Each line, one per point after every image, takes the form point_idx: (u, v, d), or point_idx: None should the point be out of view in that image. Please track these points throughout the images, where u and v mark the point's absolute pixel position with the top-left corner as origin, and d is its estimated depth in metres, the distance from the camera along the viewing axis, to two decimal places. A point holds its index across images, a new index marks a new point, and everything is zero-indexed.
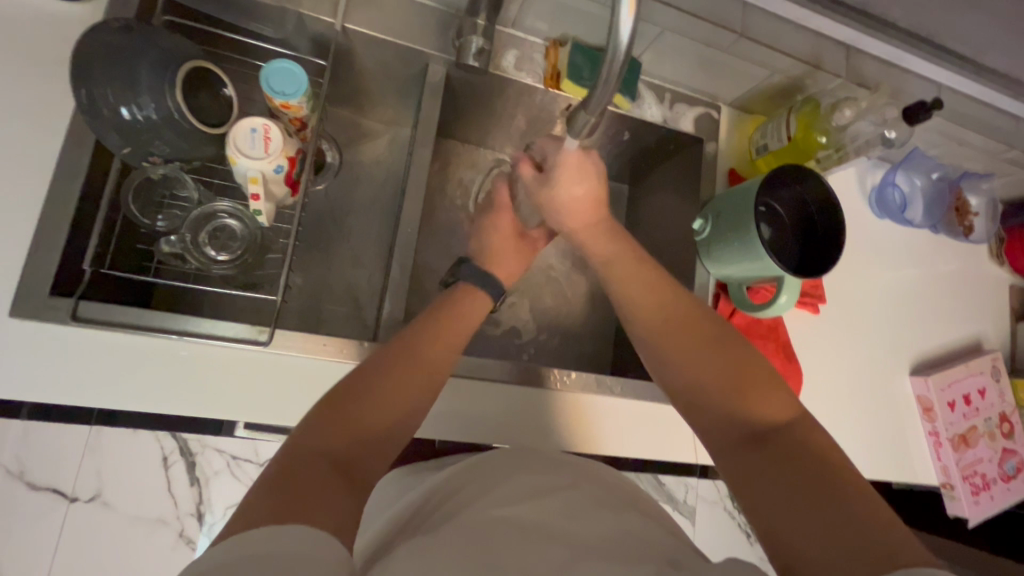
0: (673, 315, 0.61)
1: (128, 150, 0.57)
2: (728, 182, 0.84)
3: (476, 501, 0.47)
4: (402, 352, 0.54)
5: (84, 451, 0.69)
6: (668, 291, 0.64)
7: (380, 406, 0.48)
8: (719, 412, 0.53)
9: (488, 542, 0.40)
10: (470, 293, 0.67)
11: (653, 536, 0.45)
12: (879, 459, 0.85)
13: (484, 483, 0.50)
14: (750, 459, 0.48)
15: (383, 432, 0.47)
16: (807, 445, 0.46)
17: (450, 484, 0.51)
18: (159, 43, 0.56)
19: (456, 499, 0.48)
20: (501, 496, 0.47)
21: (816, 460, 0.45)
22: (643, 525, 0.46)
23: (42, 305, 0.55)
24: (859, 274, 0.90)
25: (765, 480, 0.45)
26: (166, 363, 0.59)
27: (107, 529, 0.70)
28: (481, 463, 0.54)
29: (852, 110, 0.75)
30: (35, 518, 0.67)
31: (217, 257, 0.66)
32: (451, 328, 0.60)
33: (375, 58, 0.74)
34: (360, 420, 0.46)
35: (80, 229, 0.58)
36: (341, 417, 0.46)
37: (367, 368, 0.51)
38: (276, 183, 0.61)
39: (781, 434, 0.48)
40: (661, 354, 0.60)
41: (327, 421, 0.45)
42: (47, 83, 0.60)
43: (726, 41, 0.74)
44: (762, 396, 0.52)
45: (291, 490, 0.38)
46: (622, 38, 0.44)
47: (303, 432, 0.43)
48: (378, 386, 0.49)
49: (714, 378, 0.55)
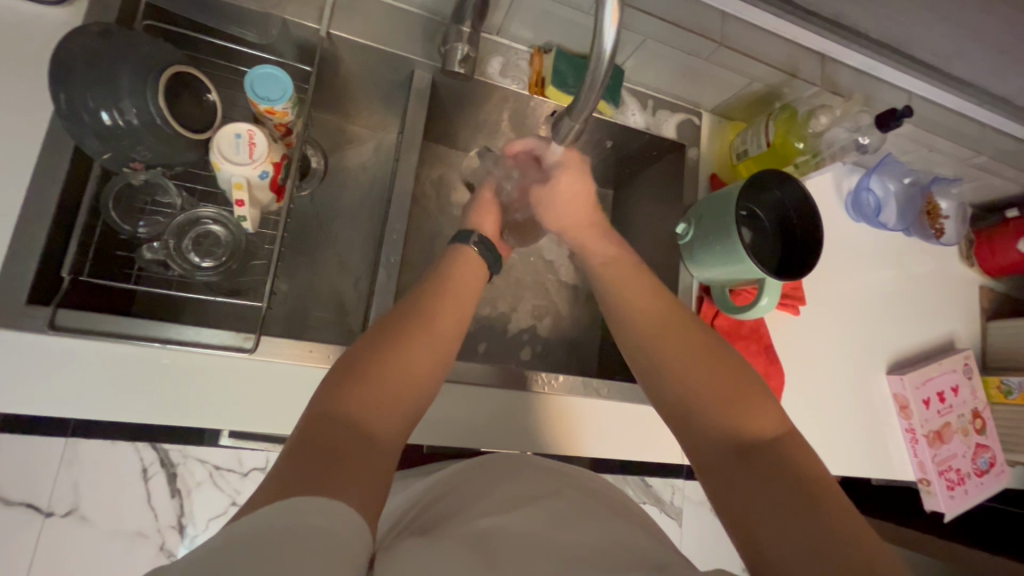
0: (667, 305, 0.63)
1: (109, 155, 0.56)
2: (711, 187, 0.86)
3: (467, 509, 0.47)
4: (424, 314, 0.55)
5: (60, 464, 0.67)
6: (651, 290, 0.64)
7: (402, 374, 0.49)
8: (694, 407, 0.54)
9: (482, 550, 0.41)
10: (471, 263, 0.65)
11: (641, 543, 0.45)
12: (857, 456, 0.87)
13: (471, 493, 0.50)
14: (730, 473, 0.49)
15: (407, 390, 0.49)
16: (788, 461, 0.47)
17: (433, 491, 0.52)
18: (141, 48, 0.55)
19: (443, 504, 0.49)
20: (489, 506, 0.47)
21: (796, 476, 0.46)
22: (630, 532, 0.47)
23: (19, 313, 0.54)
24: (837, 277, 0.93)
25: (746, 489, 0.47)
26: (148, 372, 0.58)
27: (85, 543, 0.68)
28: (471, 471, 0.55)
29: (826, 117, 0.79)
30: (8, 534, 0.65)
31: (201, 262, 0.64)
32: (467, 300, 0.61)
33: (360, 64, 0.74)
34: (387, 380, 0.48)
35: (57, 236, 0.57)
36: (366, 376, 0.47)
37: (388, 333, 0.52)
38: (261, 189, 0.62)
39: (763, 448, 0.49)
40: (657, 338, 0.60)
41: (343, 391, 0.46)
42: (23, 88, 0.59)
43: (706, 49, 0.75)
44: (744, 404, 0.52)
45: (314, 461, 0.39)
46: (605, 46, 0.45)
47: (323, 401, 0.45)
48: (397, 350, 0.50)
49: (701, 389, 0.54)
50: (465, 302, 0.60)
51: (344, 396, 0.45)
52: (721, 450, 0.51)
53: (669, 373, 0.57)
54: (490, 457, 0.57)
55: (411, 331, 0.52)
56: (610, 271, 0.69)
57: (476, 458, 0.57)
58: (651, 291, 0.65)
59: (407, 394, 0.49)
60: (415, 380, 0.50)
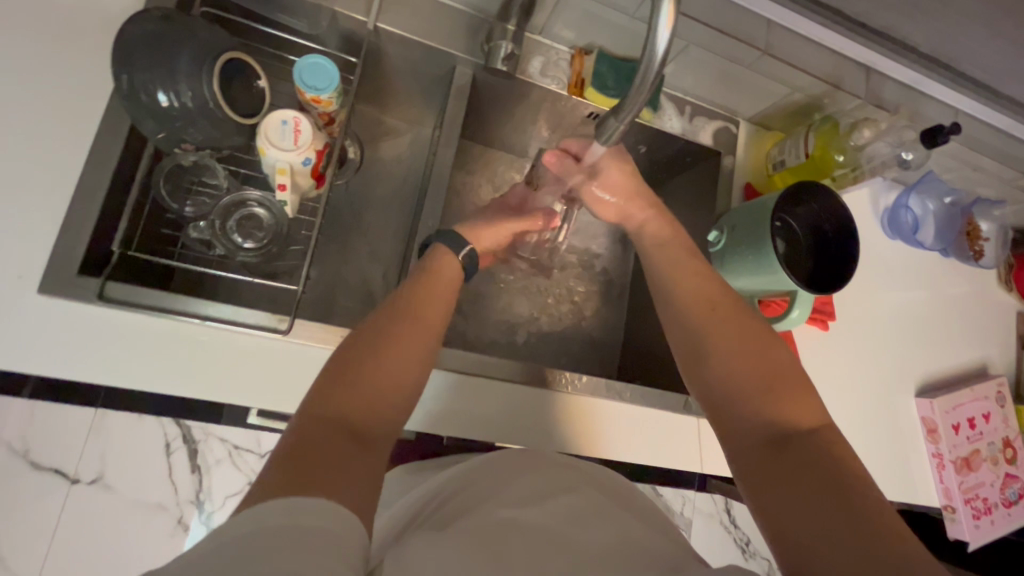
0: (704, 308, 0.60)
1: (162, 136, 0.58)
2: (744, 197, 0.85)
3: (482, 503, 0.47)
4: (414, 308, 0.55)
5: (88, 434, 0.68)
6: (704, 282, 0.63)
7: (388, 374, 0.48)
8: (728, 399, 0.54)
9: (499, 543, 0.41)
10: (446, 261, 0.63)
11: (649, 541, 0.45)
12: (881, 478, 0.85)
13: (486, 486, 0.50)
14: (765, 462, 0.48)
15: (393, 389, 0.48)
16: (824, 456, 0.47)
17: (449, 483, 0.52)
18: (198, 34, 0.57)
19: (463, 495, 0.49)
20: (506, 498, 0.48)
21: (835, 472, 0.45)
22: (641, 530, 0.47)
23: (71, 282, 0.56)
24: (868, 295, 0.91)
25: (777, 485, 0.46)
26: (185, 347, 0.60)
27: (106, 511, 0.71)
28: (485, 466, 0.54)
29: (870, 130, 0.78)
30: (36, 497, 0.67)
31: (243, 243, 0.65)
32: (452, 294, 0.60)
33: (402, 57, 0.75)
34: (372, 378, 0.47)
35: (110, 210, 0.59)
36: (349, 377, 0.47)
37: (371, 331, 0.51)
38: (303, 175, 0.63)
39: (804, 440, 0.49)
40: (689, 339, 0.60)
41: (329, 393, 0.45)
42: (83, 70, 0.62)
43: (749, 57, 0.75)
44: (781, 397, 0.52)
45: (307, 458, 0.39)
46: (657, 48, 0.45)
47: (310, 404, 0.44)
48: (386, 347, 0.50)
49: (737, 383, 0.54)
50: (449, 298, 0.59)
51: (331, 398, 0.44)
52: (755, 437, 0.51)
53: (707, 369, 0.57)
54: (509, 451, 0.57)
55: (399, 335, 0.51)
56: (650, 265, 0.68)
57: (489, 454, 0.57)
58: (697, 273, 0.64)
59: (393, 393, 0.48)
60: (402, 379, 0.49)
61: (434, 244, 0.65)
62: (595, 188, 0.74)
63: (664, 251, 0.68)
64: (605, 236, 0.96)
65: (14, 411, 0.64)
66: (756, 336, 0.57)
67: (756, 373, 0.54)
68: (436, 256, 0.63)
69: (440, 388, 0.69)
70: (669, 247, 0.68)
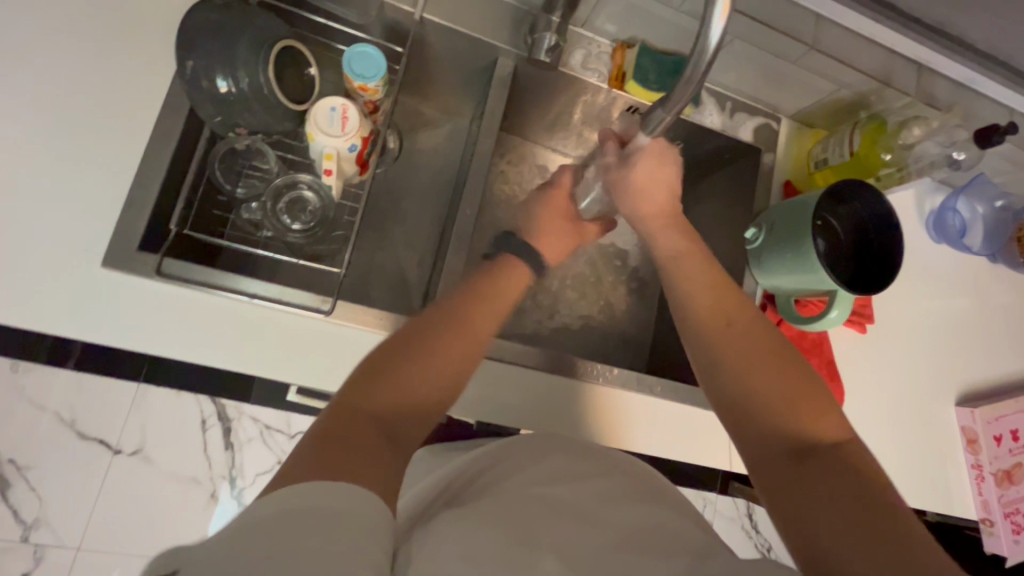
0: (725, 320, 0.59)
1: (219, 120, 0.60)
2: (784, 194, 0.84)
3: (509, 478, 0.47)
4: (463, 308, 0.54)
5: (130, 406, 0.63)
6: (717, 295, 0.61)
7: (428, 374, 0.48)
8: (751, 407, 0.53)
9: (528, 522, 0.41)
10: (515, 270, 0.63)
11: (680, 524, 0.45)
12: (918, 486, 0.83)
13: (515, 462, 0.50)
14: (790, 475, 0.48)
15: (431, 391, 0.47)
16: (850, 472, 0.46)
17: (478, 460, 0.52)
18: (257, 23, 0.60)
19: (490, 471, 0.49)
20: (535, 474, 0.48)
21: (858, 489, 0.45)
22: (668, 512, 0.47)
23: (132, 258, 0.59)
24: (911, 299, 0.89)
25: (800, 497, 0.46)
26: (233, 322, 0.63)
27: (143, 483, 0.64)
28: (511, 444, 0.54)
29: (920, 129, 0.76)
30: (75, 466, 0.62)
31: (291, 225, 0.67)
32: (506, 299, 0.59)
33: (447, 48, 0.76)
34: (410, 377, 0.47)
35: (168, 191, 0.62)
36: (390, 372, 0.46)
37: (414, 329, 0.51)
38: (348, 161, 0.65)
39: (825, 454, 0.49)
40: (706, 353, 0.58)
41: (368, 386, 0.45)
42: (147, 58, 0.65)
43: (795, 52, 0.75)
44: (806, 411, 0.51)
45: (336, 446, 0.39)
46: (710, 40, 0.45)
47: (347, 394, 0.44)
48: (431, 346, 0.49)
49: (762, 394, 0.53)
50: (502, 304, 0.58)
51: (369, 392, 0.44)
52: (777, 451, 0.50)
53: (728, 377, 0.55)
54: (524, 436, 0.55)
55: (440, 336, 0.50)
56: (661, 261, 0.68)
57: (505, 437, 0.56)
58: (721, 283, 0.63)
59: (430, 393, 0.47)
60: (440, 381, 0.48)
61: (504, 251, 0.65)
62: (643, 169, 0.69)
63: (691, 252, 0.66)
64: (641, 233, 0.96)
65: (61, 379, 0.60)
66: (779, 348, 0.56)
67: (782, 389, 0.53)
68: (502, 262, 0.63)
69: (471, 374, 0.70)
70: (690, 254, 0.66)
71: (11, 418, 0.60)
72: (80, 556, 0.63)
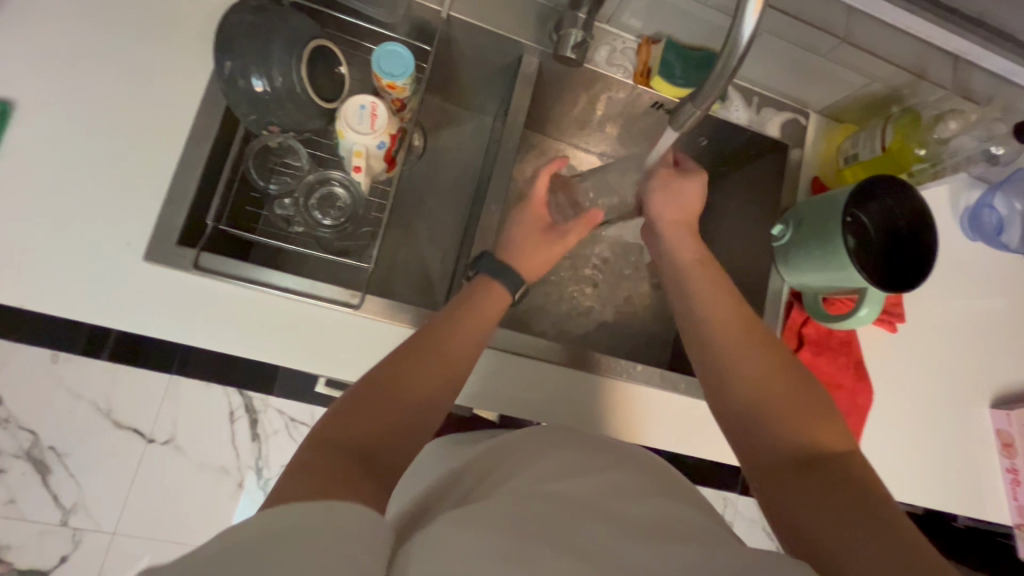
0: (732, 331, 0.59)
1: (253, 117, 0.62)
2: (812, 189, 0.82)
3: (518, 474, 0.45)
4: (440, 333, 0.54)
5: (164, 397, 0.66)
6: (736, 308, 0.61)
7: (406, 401, 0.48)
8: (754, 417, 0.54)
9: (536, 516, 0.38)
10: (497, 291, 0.62)
11: (695, 518, 0.43)
12: (949, 488, 0.81)
13: (524, 459, 0.49)
14: (790, 481, 0.48)
15: (410, 419, 0.47)
16: (849, 478, 0.47)
17: (486, 457, 0.51)
18: (290, 24, 0.61)
19: (498, 471, 0.47)
20: (546, 469, 0.46)
21: (867, 498, 0.45)
22: (686, 508, 0.44)
23: (172, 252, 0.62)
24: (943, 297, 0.87)
25: (802, 500, 0.46)
26: (265, 315, 0.65)
27: (174, 472, 0.67)
28: (521, 441, 0.53)
29: (957, 122, 0.74)
30: (110, 454, 0.65)
31: (322, 220, 0.67)
32: (488, 320, 0.59)
33: (472, 45, 0.77)
34: (388, 407, 0.46)
35: (204, 187, 0.64)
36: (367, 403, 0.46)
37: (393, 359, 0.51)
38: (377, 158, 0.67)
39: (832, 463, 0.48)
40: (710, 366, 0.58)
41: (344, 418, 0.44)
42: (184, 59, 0.67)
43: (825, 46, 0.74)
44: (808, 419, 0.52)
45: (320, 471, 0.38)
46: (742, 34, 0.45)
47: (325, 429, 0.43)
48: (407, 374, 0.49)
49: (768, 402, 0.53)
50: (483, 325, 0.58)
51: (346, 424, 0.44)
52: (783, 460, 0.50)
53: (733, 386, 0.56)
54: (533, 432, 0.54)
55: (417, 366, 0.50)
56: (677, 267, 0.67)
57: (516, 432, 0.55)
58: (722, 294, 0.62)
59: (409, 421, 0.47)
60: (419, 407, 0.48)
61: (478, 274, 0.64)
62: (692, 190, 0.70)
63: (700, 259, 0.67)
64: None
65: (96, 368, 0.63)
66: (783, 361, 0.56)
67: (790, 400, 0.53)
68: (480, 284, 0.62)
69: (493, 368, 0.71)
70: (706, 266, 0.66)
71: (48, 407, 0.62)
72: (116, 541, 0.65)
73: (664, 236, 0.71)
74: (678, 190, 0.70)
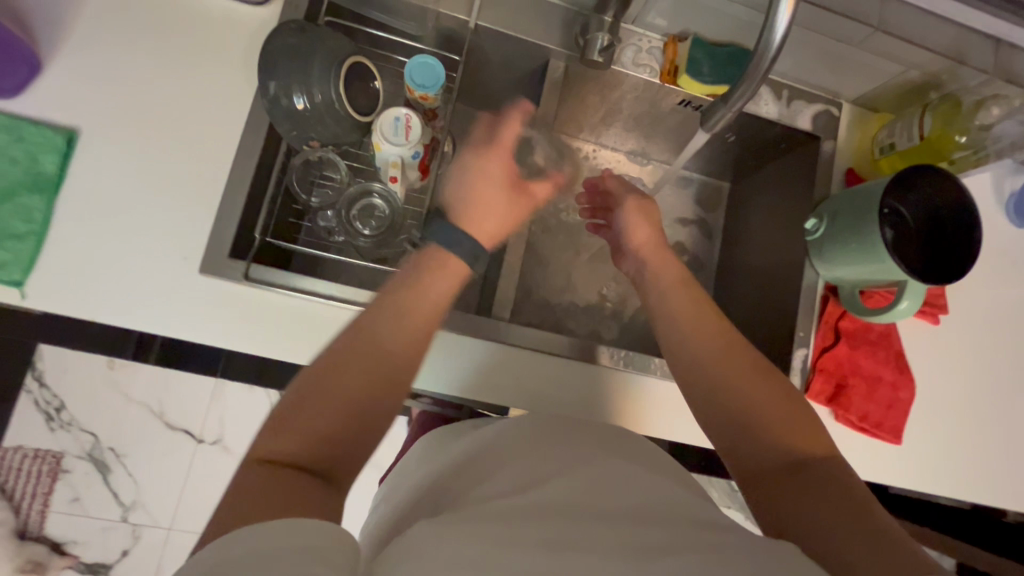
0: (715, 340, 0.57)
1: (295, 133, 0.65)
2: (846, 180, 0.80)
3: (501, 467, 0.45)
4: (382, 317, 0.50)
5: (211, 401, 0.99)
6: (715, 318, 0.59)
7: (345, 396, 0.45)
8: (742, 426, 0.53)
9: (535, 515, 0.38)
10: (449, 260, 0.57)
11: (685, 506, 0.42)
12: (998, 482, 0.79)
13: (505, 448, 0.47)
14: (783, 489, 0.49)
15: (351, 415, 0.45)
16: (838, 484, 0.47)
17: (468, 448, 0.50)
18: (328, 43, 0.64)
19: (483, 459, 0.47)
20: (531, 459, 0.45)
21: (855, 501, 0.46)
22: (676, 492, 0.43)
23: (224, 264, 0.65)
24: (989, 287, 0.84)
25: (797, 509, 0.47)
26: (308, 321, 0.68)
27: (226, 466, 1.00)
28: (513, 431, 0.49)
29: (999, 108, 0.73)
30: (168, 450, 0.99)
31: (363, 230, 0.71)
32: (440, 292, 0.54)
33: (498, 52, 0.78)
34: (327, 407, 0.44)
35: (251, 201, 0.68)
36: (301, 408, 0.44)
37: (333, 351, 0.48)
38: (412, 168, 0.70)
39: (819, 469, 0.49)
40: (693, 375, 0.57)
41: (280, 431, 0.42)
42: (230, 81, 0.71)
43: (857, 35, 0.73)
44: (793, 426, 0.52)
45: (261, 491, 0.37)
46: (774, 35, 0.46)
47: (263, 442, 0.42)
48: (345, 368, 0.46)
49: (759, 411, 0.53)
50: (434, 299, 0.54)
51: (283, 435, 0.42)
52: (770, 468, 0.51)
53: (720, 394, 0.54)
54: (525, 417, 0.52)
55: (358, 359, 0.47)
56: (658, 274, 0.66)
57: (509, 419, 0.52)
58: (703, 306, 0.61)
59: (353, 415, 0.45)
60: (362, 401, 0.46)
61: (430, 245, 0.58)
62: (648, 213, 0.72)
63: (676, 266, 0.66)
64: (691, 223, 0.95)
65: (151, 378, 0.97)
66: (767, 371, 0.56)
67: (776, 411, 0.53)
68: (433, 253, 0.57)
69: (523, 367, 0.72)
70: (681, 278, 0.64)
71: (102, 412, 0.97)
72: (172, 533, 1.00)
73: (653, 237, 0.70)
74: (642, 212, 0.72)
